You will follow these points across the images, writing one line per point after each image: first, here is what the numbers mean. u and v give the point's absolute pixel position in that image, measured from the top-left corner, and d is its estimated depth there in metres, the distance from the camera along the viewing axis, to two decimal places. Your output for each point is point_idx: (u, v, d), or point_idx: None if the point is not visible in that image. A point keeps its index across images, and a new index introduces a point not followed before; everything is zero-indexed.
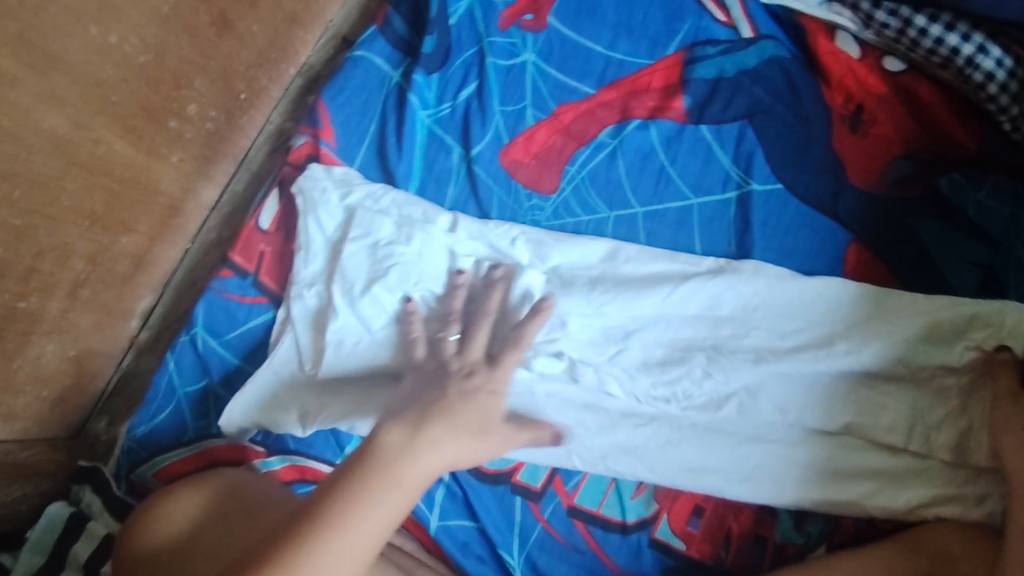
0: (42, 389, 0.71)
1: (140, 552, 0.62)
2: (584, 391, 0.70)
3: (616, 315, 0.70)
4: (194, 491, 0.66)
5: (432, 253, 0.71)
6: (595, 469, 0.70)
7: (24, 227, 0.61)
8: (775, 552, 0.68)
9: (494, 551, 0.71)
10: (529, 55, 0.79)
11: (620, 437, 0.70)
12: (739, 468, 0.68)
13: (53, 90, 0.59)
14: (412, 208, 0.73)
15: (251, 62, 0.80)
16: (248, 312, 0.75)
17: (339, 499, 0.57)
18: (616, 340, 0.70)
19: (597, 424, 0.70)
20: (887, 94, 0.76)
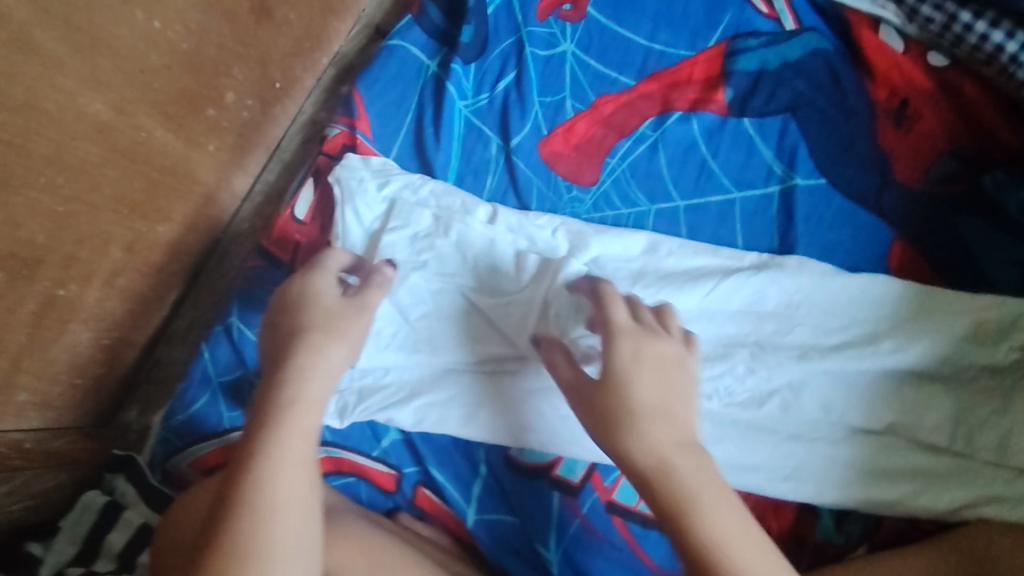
0: (77, 377, 0.70)
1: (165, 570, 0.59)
2: None
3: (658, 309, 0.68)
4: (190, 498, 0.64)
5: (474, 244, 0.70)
6: None
7: (66, 215, 0.61)
8: (815, 552, 0.67)
9: (531, 546, 0.69)
10: (568, 45, 0.79)
11: None
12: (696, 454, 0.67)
13: (98, 75, 0.59)
14: (451, 198, 0.73)
15: (287, 50, 0.79)
16: None
17: (250, 461, 0.51)
18: None
19: None
20: (932, 89, 0.76)
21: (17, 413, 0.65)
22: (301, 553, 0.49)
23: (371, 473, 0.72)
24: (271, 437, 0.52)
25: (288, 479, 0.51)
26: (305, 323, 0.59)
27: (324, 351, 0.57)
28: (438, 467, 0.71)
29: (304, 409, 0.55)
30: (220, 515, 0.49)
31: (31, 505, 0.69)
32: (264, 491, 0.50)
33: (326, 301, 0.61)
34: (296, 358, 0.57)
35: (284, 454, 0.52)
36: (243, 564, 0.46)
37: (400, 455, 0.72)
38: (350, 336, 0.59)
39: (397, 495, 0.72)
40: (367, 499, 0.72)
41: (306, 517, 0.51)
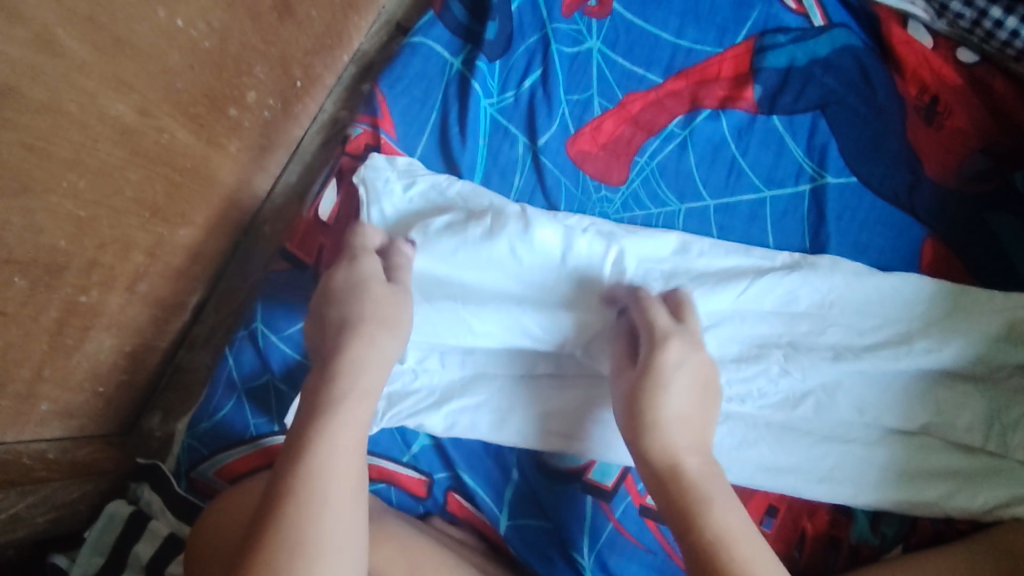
0: (99, 385, 0.69)
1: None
2: None
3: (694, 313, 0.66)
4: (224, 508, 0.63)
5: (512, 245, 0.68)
6: None
7: (87, 219, 0.59)
8: (850, 554, 0.67)
9: (564, 551, 0.69)
10: (594, 42, 0.78)
11: None
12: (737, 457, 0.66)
13: (121, 75, 0.57)
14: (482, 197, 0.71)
15: (308, 48, 0.77)
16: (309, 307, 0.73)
17: (300, 455, 0.52)
18: None
19: None
20: (962, 86, 0.75)
21: (40, 422, 0.64)
22: (347, 547, 0.50)
23: (401, 479, 0.71)
24: (323, 432, 0.54)
25: (336, 474, 0.52)
26: (357, 313, 0.59)
27: (378, 341, 0.59)
28: (469, 472, 0.71)
29: (355, 404, 0.56)
30: (269, 508, 0.50)
31: (56, 517, 0.68)
32: (314, 485, 0.51)
33: (374, 283, 0.62)
34: (351, 350, 0.58)
35: (335, 448, 0.53)
36: (291, 557, 0.47)
37: (431, 461, 0.71)
38: (400, 325, 0.61)
39: (429, 501, 0.71)
40: (398, 504, 0.71)
41: (353, 512, 0.52)
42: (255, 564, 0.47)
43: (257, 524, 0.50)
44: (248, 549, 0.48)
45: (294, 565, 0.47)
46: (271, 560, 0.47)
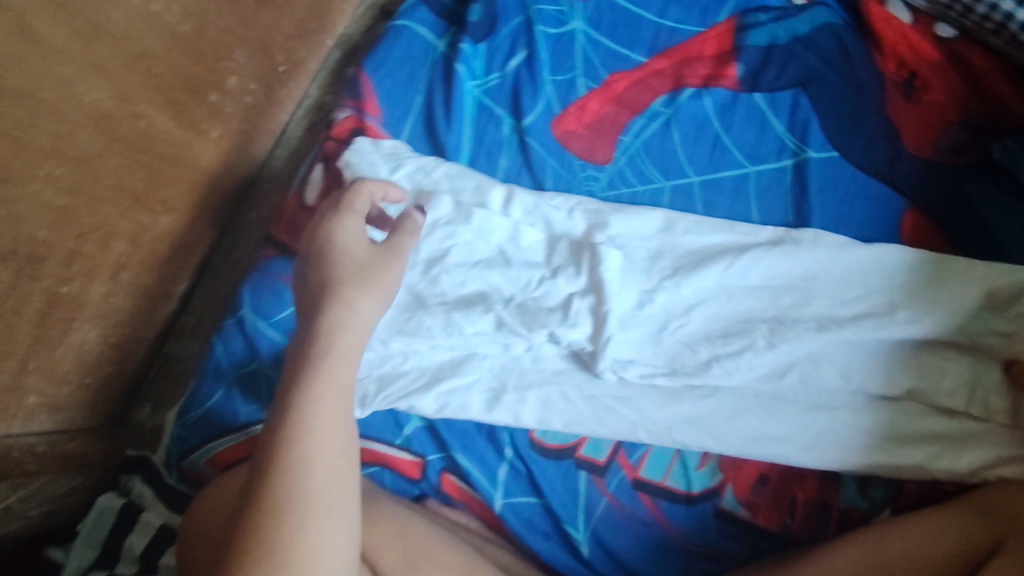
0: (85, 376, 0.69)
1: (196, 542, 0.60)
2: (664, 350, 0.68)
3: (678, 289, 0.68)
4: (217, 498, 0.62)
5: (498, 239, 0.69)
6: (661, 443, 0.68)
7: (67, 208, 0.59)
8: (839, 518, 0.68)
9: (559, 526, 0.70)
10: (578, 23, 0.78)
11: (685, 408, 0.68)
12: (727, 423, 0.67)
13: (97, 61, 0.56)
14: (471, 183, 0.71)
15: (290, 32, 0.77)
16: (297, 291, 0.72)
17: (286, 417, 0.53)
18: (677, 315, 0.68)
19: (662, 396, 0.69)
20: (940, 61, 0.77)
21: (27, 415, 0.64)
22: (338, 510, 0.51)
23: (394, 461, 0.71)
24: (304, 394, 0.54)
25: (321, 436, 0.53)
26: (334, 275, 0.59)
27: (355, 304, 0.58)
28: (463, 453, 0.70)
29: (338, 363, 0.57)
30: (258, 473, 0.51)
31: (49, 510, 0.68)
32: (298, 449, 0.52)
33: (352, 247, 0.62)
34: (327, 312, 0.58)
35: (318, 409, 0.54)
36: (280, 519, 0.49)
37: (423, 443, 0.71)
38: (381, 288, 0.61)
39: (423, 482, 0.71)
40: (392, 487, 0.71)
41: (342, 473, 0.53)
42: (247, 529, 0.48)
43: (249, 489, 0.51)
44: (241, 514, 0.50)
45: (284, 525, 0.49)
46: (262, 523, 0.49)
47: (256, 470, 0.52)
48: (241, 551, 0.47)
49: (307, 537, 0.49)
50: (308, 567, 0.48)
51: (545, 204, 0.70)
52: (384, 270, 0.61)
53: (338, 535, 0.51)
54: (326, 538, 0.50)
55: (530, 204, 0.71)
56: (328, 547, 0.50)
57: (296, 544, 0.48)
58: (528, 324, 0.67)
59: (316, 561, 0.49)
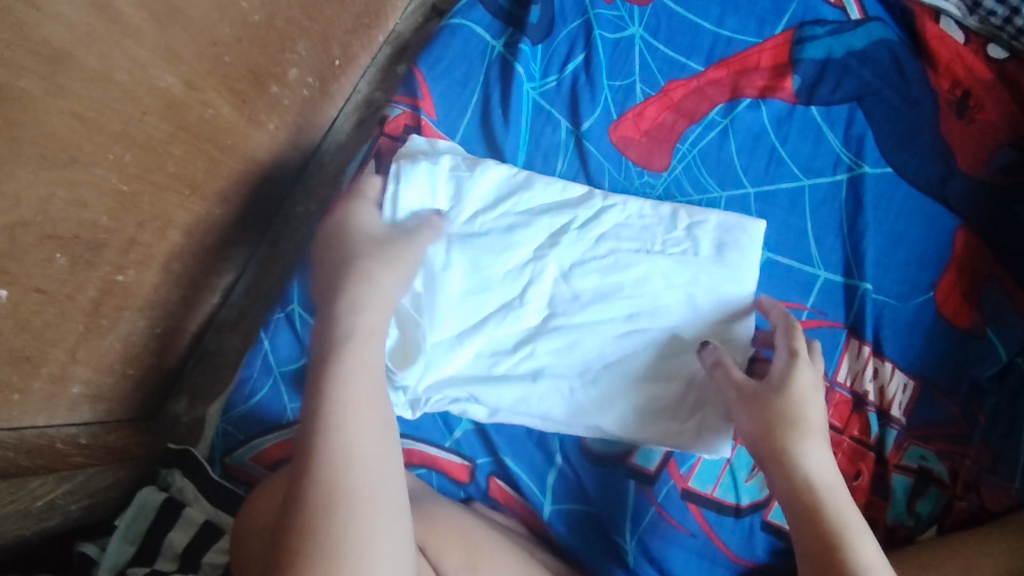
0: (129, 367, 0.67)
1: (246, 535, 0.58)
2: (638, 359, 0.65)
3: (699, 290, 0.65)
4: (264, 492, 0.60)
5: (558, 260, 0.66)
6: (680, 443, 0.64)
7: (130, 194, 0.58)
8: (886, 535, 0.66)
9: (607, 535, 0.68)
10: (636, 29, 0.78)
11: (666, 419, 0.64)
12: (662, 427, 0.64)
13: (172, 45, 0.55)
14: (553, 200, 0.68)
15: (349, 26, 0.76)
16: None
17: (318, 400, 0.53)
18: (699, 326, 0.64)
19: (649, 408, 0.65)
20: (993, 81, 0.77)
21: (71, 406, 0.62)
22: (385, 493, 0.51)
23: (443, 464, 0.70)
24: (334, 377, 0.54)
25: (358, 421, 0.52)
26: (352, 254, 0.60)
27: (374, 278, 0.59)
28: (513, 457, 0.70)
29: (361, 342, 0.56)
30: (300, 466, 0.51)
31: (89, 504, 0.67)
32: (336, 436, 0.51)
33: (371, 232, 0.62)
34: (348, 292, 0.58)
35: (350, 390, 0.53)
36: (328, 505, 0.48)
37: (472, 445, 0.71)
38: (400, 261, 0.61)
39: (470, 486, 0.70)
40: (439, 488, 0.70)
41: (382, 456, 0.52)
42: (299, 516, 0.48)
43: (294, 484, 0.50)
44: (291, 504, 0.49)
45: (333, 513, 0.48)
46: (312, 510, 0.48)
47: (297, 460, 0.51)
48: (297, 535, 0.47)
49: (357, 522, 0.48)
50: (363, 550, 0.47)
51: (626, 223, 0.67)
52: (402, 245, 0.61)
53: (387, 519, 0.50)
54: (378, 522, 0.49)
55: (611, 230, 0.67)
56: (379, 529, 0.49)
57: (347, 529, 0.47)
58: (548, 350, 0.65)
59: (371, 537, 0.48)
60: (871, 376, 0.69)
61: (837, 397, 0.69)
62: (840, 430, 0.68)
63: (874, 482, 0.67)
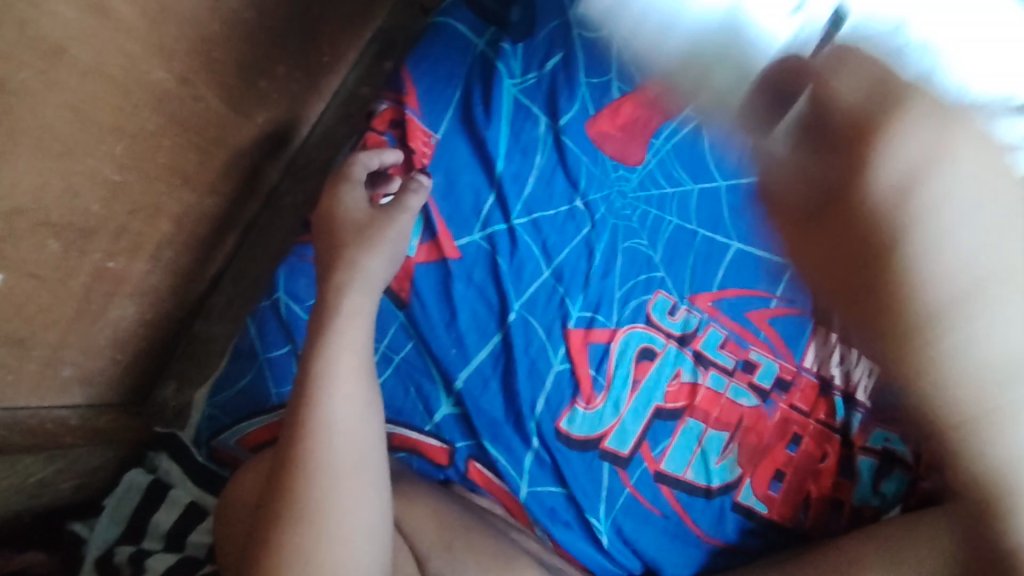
0: (118, 351, 0.69)
1: (228, 511, 0.61)
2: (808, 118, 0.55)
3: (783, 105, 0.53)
4: (253, 465, 0.63)
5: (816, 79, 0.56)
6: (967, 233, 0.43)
7: (121, 184, 0.60)
8: (852, 513, 0.71)
9: (581, 515, 0.70)
10: (614, 28, 0.80)
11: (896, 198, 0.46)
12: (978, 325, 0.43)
13: (164, 42, 0.58)
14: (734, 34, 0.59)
15: (337, 24, 0.79)
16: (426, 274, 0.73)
17: (305, 381, 0.55)
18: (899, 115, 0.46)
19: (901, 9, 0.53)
20: None
21: (63, 387, 0.64)
22: (365, 465, 0.54)
23: (423, 447, 0.70)
24: (322, 356, 0.56)
25: (343, 399, 0.55)
26: (339, 243, 0.64)
27: (358, 264, 0.62)
28: (492, 443, 0.70)
29: (348, 325, 0.59)
30: (284, 436, 0.54)
31: (78, 484, 0.68)
32: (320, 413, 0.54)
33: (356, 214, 0.67)
34: (336, 276, 0.62)
35: (336, 370, 0.56)
36: (309, 477, 0.51)
37: (452, 430, 0.71)
38: (382, 244, 0.65)
39: (450, 468, 0.71)
40: (419, 471, 0.70)
41: (366, 434, 0.55)
42: (281, 486, 0.51)
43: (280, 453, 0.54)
44: (276, 472, 0.53)
45: (315, 487, 0.51)
46: (292, 481, 0.51)
47: (284, 436, 0.54)
48: (278, 504, 0.51)
49: (335, 493, 0.51)
50: (341, 520, 0.51)
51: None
52: (382, 227, 0.65)
53: (365, 489, 0.53)
54: (357, 498, 0.52)
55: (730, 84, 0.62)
56: (356, 498, 0.52)
57: (326, 504, 0.51)
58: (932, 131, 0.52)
59: (349, 512, 0.51)
60: (836, 361, 0.75)
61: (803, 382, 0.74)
62: (807, 413, 0.73)
63: (841, 463, 0.72)
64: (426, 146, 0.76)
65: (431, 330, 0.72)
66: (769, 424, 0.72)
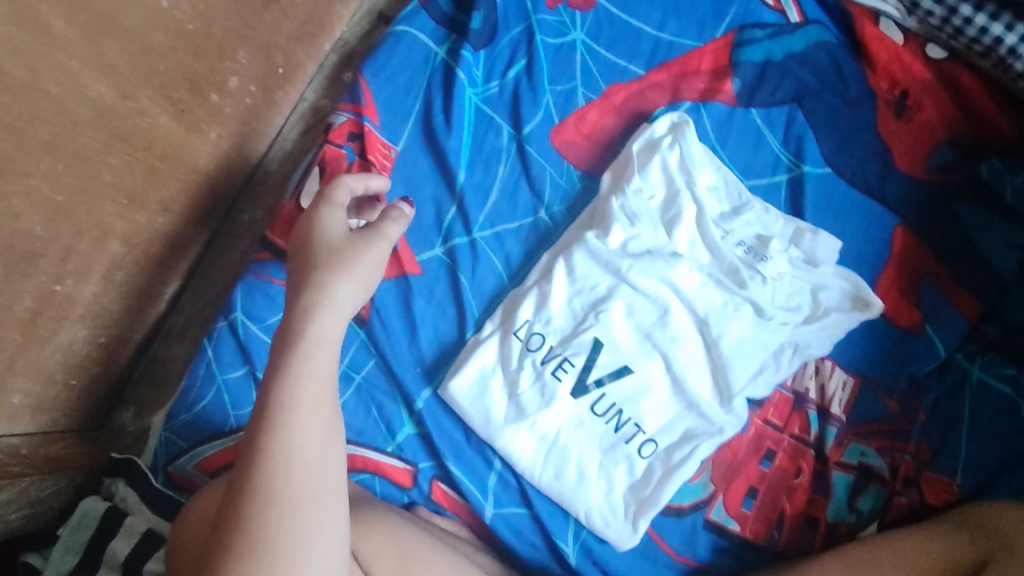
0: (71, 377, 0.67)
1: (182, 542, 0.58)
2: (681, 272, 0.69)
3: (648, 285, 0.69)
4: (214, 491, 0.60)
5: (698, 261, 0.70)
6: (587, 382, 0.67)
7: (64, 204, 0.58)
8: (827, 532, 0.67)
9: (548, 538, 0.68)
10: (578, 34, 0.78)
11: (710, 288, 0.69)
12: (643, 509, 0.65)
13: (104, 55, 0.56)
14: (648, 238, 0.70)
15: (292, 35, 0.77)
16: (391, 289, 0.71)
17: (264, 408, 0.52)
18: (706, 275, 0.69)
19: None
20: (931, 81, 0.79)
21: (12, 416, 0.62)
22: (324, 497, 0.51)
23: (386, 468, 0.68)
24: (282, 384, 0.53)
25: (303, 426, 0.52)
26: (311, 267, 0.60)
27: (327, 287, 0.58)
28: (456, 462, 0.69)
29: (311, 350, 0.56)
30: (240, 466, 0.51)
31: (29, 514, 0.66)
32: (278, 441, 0.51)
33: (334, 240, 0.61)
34: (303, 299, 0.58)
35: (297, 397, 0.53)
36: (265, 510, 0.48)
37: (415, 449, 0.69)
38: (355, 270, 0.60)
39: (413, 490, 0.69)
40: (382, 494, 0.68)
41: (326, 463, 0.52)
42: (234, 518, 0.48)
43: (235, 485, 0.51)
44: (229, 505, 0.49)
45: (269, 519, 0.48)
46: (246, 513, 0.48)
47: (238, 465, 0.51)
48: (230, 539, 0.47)
49: (292, 526, 0.48)
50: (297, 556, 0.48)
51: (601, 201, 0.72)
52: (358, 252, 0.60)
53: (324, 522, 0.50)
54: (313, 529, 0.49)
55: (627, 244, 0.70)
56: (314, 532, 0.49)
57: (279, 536, 0.48)
58: (758, 275, 0.69)
59: (303, 545, 0.48)
60: (812, 374, 0.72)
61: (777, 396, 0.71)
62: (781, 428, 0.71)
63: (815, 479, 0.69)
64: (385, 159, 0.73)
65: (393, 347, 0.70)
66: (742, 441, 0.70)
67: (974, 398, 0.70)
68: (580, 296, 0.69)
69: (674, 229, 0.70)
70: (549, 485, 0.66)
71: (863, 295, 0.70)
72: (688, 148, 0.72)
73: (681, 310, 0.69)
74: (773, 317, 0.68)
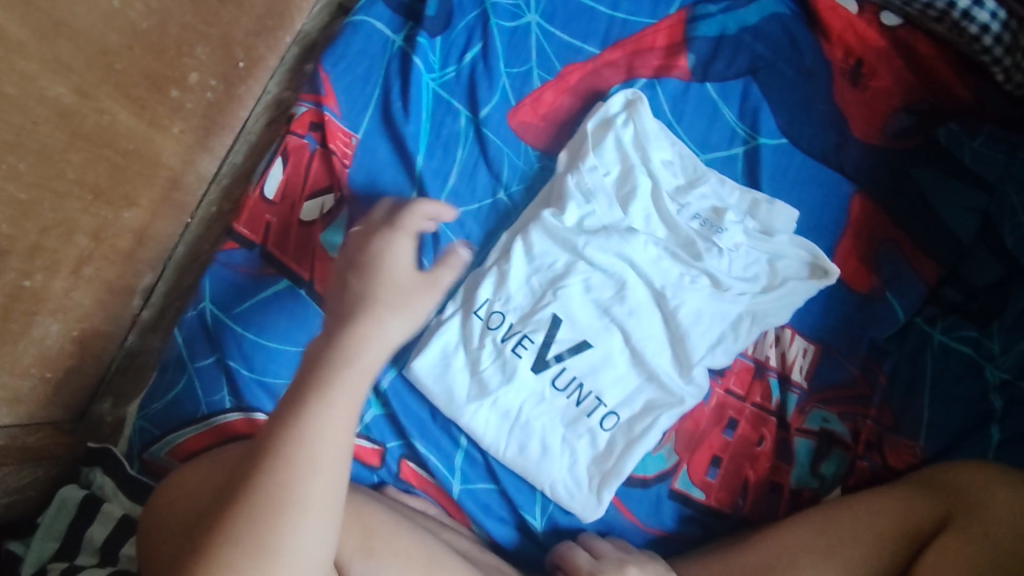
0: (47, 370, 0.69)
1: (161, 510, 0.58)
2: (635, 246, 0.70)
3: (609, 260, 0.70)
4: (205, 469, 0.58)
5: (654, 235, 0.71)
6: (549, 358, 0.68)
7: (30, 203, 0.60)
8: (791, 498, 0.68)
9: (516, 512, 0.69)
10: (533, 16, 0.79)
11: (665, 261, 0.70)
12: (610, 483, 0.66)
13: (59, 56, 0.57)
14: (602, 216, 0.71)
15: (250, 29, 0.78)
16: None
17: (292, 419, 0.51)
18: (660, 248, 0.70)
19: None
20: (885, 48, 0.80)
21: None
22: (330, 513, 0.50)
23: (354, 449, 0.69)
24: (317, 401, 0.51)
25: (331, 447, 0.51)
26: (370, 291, 0.57)
27: (380, 320, 0.55)
28: (422, 440, 0.70)
29: (352, 375, 0.53)
30: (255, 464, 0.50)
31: (9, 502, 0.68)
32: (301, 455, 0.50)
33: (400, 272, 0.59)
34: (355, 325, 0.55)
35: (330, 418, 0.51)
36: (275, 517, 0.48)
37: (383, 429, 0.71)
38: (406, 313, 0.57)
39: (382, 470, 0.70)
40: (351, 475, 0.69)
41: (340, 483, 0.51)
42: (239, 518, 0.48)
43: (240, 482, 0.50)
44: (234, 503, 0.49)
45: (274, 529, 0.47)
46: (254, 519, 0.48)
47: (250, 465, 0.50)
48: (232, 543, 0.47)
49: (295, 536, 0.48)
50: (295, 565, 0.48)
51: (557, 181, 0.73)
52: (418, 297, 0.58)
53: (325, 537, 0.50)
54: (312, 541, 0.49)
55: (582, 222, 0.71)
56: (313, 546, 0.49)
57: (280, 546, 0.47)
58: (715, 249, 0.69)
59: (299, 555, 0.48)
60: (772, 342, 0.72)
61: (738, 365, 0.72)
62: (742, 397, 0.71)
63: (778, 446, 0.70)
64: (347, 146, 0.75)
65: None
66: (704, 410, 0.70)
67: (936, 359, 0.71)
68: (541, 273, 0.70)
69: (628, 203, 0.71)
70: (517, 459, 0.67)
71: (820, 262, 0.71)
72: (642, 124, 0.73)
73: (638, 283, 0.70)
74: (732, 288, 0.69)
